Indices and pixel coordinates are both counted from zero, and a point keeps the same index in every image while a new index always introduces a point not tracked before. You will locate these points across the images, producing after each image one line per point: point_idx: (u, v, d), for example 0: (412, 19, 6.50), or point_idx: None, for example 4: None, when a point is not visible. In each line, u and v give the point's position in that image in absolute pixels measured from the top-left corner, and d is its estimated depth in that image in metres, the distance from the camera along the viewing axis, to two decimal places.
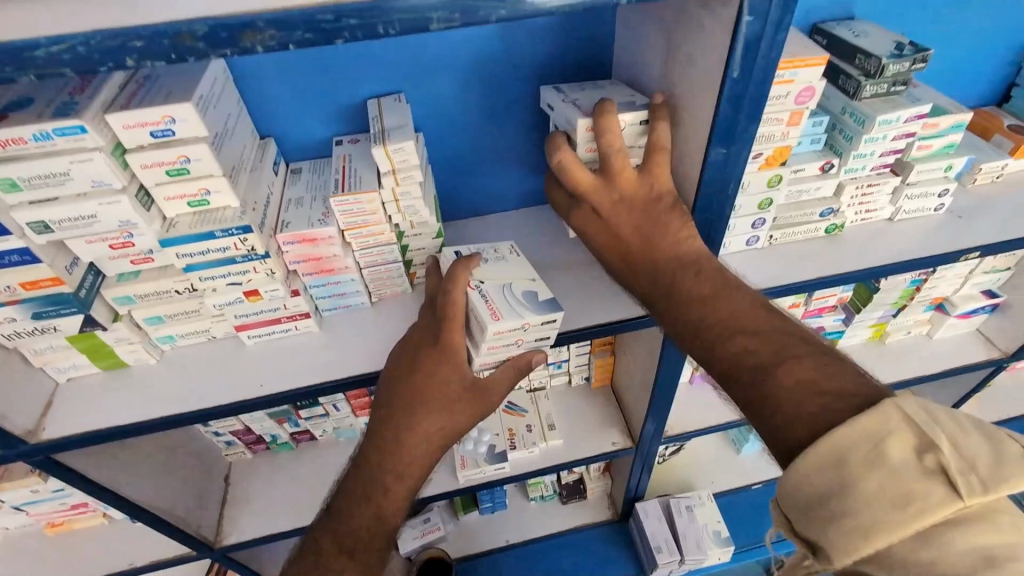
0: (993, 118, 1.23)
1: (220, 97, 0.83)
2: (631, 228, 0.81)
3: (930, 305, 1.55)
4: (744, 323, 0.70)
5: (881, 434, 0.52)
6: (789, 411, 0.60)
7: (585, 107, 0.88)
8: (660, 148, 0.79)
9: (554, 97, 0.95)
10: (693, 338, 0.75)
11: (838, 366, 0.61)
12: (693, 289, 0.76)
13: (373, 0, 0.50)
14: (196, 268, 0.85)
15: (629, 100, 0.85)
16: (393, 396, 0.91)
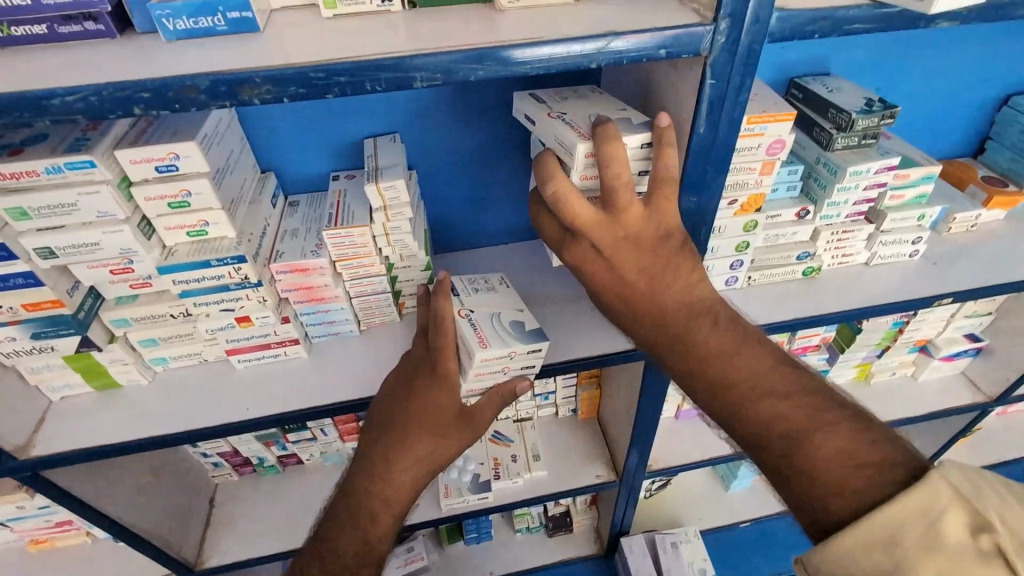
0: (968, 169, 1.27)
1: (224, 134, 0.88)
2: (639, 272, 0.75)
3: (914, 347, 1.58)
4: (773, 386, 0.71)
5: (934, 512, 0.52)
6: (832, 483, 0.62)
7: (578, 125, 0.78)
8: (669, 181, 0.71)
9: (538, 109, 0.86)
10: (714, 394, 0.75)
11: (871, 432, 0.64)
12: (713, 344, 0.75)
13: (361, 62, 0.55)
14: (191, 294, 0.89)
15: (626, 117, 0.78)
16: (391, 425, 0.91)
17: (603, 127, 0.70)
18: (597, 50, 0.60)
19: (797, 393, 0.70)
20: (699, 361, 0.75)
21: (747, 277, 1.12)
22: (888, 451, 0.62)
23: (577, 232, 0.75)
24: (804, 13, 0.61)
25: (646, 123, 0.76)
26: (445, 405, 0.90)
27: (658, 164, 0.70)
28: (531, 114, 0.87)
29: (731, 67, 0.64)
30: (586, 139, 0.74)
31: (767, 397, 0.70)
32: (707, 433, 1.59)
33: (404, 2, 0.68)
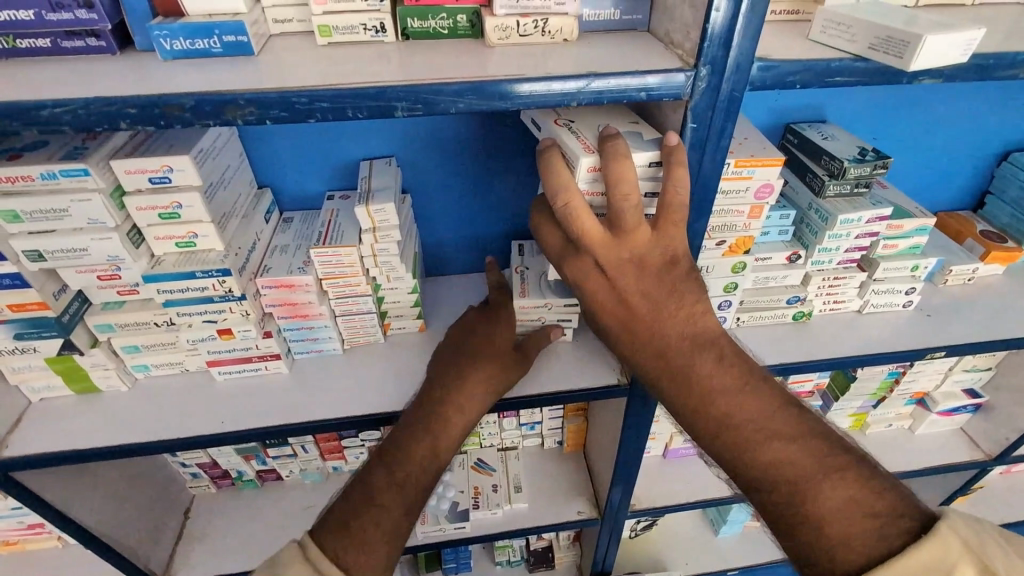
0: (967, 223, 1.26)
1: (222, 150, 0.90)
2: (641, 296, 0.72)
3: (910, 398, 1.55)
4: (778, 427, 0.67)
5: (945, 567, 0.54)
6: (839, 532, 0.61)
7: (584, 138, 0.74)
8: (678, 206, 0.68)
9: (545, 117, 0.80)
10: (715, 432, 0.70)
11: (881, 483, 0.62)
12: (717, 379, 0.70)
13: (343, 90, 0.57)
14: (175, 304, 0.90)
15: (636, 133, 0.74)
16: (461, 353, 1.02)
17: (611, 144, 0.67)
18: (577, 89, 0.61)
19: (803, 435, 0.67)
20: (705, 396, 0.71)
21: (735, 319, 1.11)
22: (894, 502, 0.61)
23: (580, 247, 0.72)
24: (784, 65, 0.63)
25: (656, 139, 0.73)
26: (504, 347, 1.02)
27: (668, 184, 0.67)
28: (537, 119, 0.82)
29: (711, 112, 0.65)
30: (591, 153, 0.71)
31: (774, 438, 0.67)
32: (694, 475, 1.56)
33: (397, 34, 0.69)
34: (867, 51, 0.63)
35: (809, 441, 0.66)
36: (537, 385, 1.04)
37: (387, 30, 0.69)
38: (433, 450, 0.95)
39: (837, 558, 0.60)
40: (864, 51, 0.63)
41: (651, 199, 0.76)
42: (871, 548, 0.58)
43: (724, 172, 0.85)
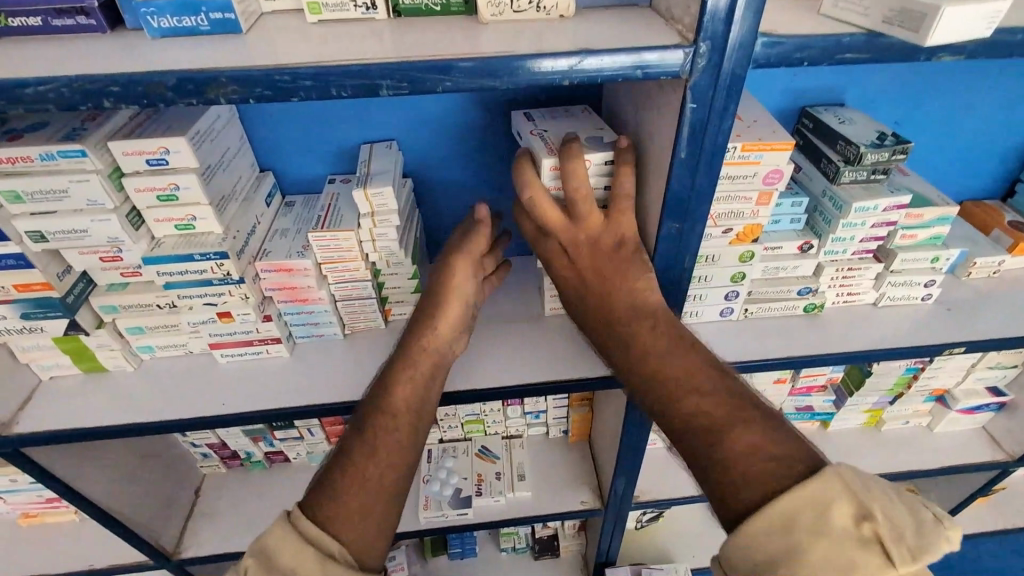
0: (994, 213, 1.19)
1: (220, 132, 0.90)
2: (592, 273, 0.82)
3: (930, 395, 1.49)
4: (698, 383, 0.72)
5: (825, 502, 0.58)
6: (739, 473, 0.64)
7: (550, 141, 0.84)
8: (626, 198, 0.78)
9: (524, 125, 0.91)
10: (647, 391, 0.77)
11: (783, 432, 0.65)
12: (650, 342, 0.78)
13: (326, 67, 0.56)
14: (175, 286, 0.91)
15: (598, 137, 0.83)
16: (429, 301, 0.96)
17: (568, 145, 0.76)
18: (569, 67, 0.59)
19: (722, 390, 0.72)
20: (640, 356, 0.78)
21: (744, 310, 1.08)
22: (797, 449, 0.64)
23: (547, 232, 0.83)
24: (790, 41, 0.59)
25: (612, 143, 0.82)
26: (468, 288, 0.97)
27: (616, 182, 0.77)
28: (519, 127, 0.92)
29: (713, 91, 0.62)
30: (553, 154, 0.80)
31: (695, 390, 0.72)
32: None
33: (389, 11, 0.68)
34: (880, 25, 0.59)
35: (725, 397, 0.70)
36: (537, 373, 1.04)
37: (378, 7, 0.67)
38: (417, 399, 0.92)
39: (737, 495, 0.63)
40: (877, 25, 0.59)
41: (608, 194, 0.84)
42: (764, 485, 0.62)
43: (730, 156, 0.82)
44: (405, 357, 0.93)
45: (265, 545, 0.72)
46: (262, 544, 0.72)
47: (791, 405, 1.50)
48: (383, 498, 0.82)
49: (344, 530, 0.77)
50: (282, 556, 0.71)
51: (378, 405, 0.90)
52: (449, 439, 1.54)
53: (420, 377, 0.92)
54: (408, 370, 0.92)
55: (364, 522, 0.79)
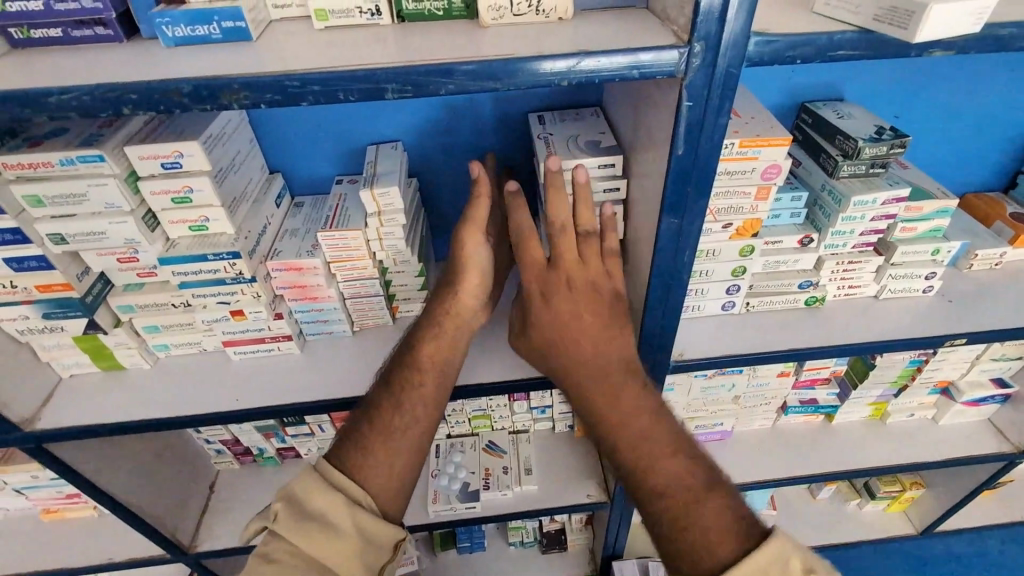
0: (996, 205, 1.20)
1: (232, 136, 0.93)
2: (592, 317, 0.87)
3: (934, 388, 1.50)
4: (672, 442, 0.82)
5: (787, 556, 0.68)
6: (712, 529, 0.73)
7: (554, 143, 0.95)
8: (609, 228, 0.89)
9: (534, 126, 1.01)
10: (621, 449, 0.83)
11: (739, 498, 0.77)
12: (634, 403, 0.85)
13: (333, 72, 0.58)
14: (189, 285, 0.94)
15: (596, 142, 0.95)
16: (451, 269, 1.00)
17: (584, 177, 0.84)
18: (566, 68, 0.61)
19: (690, 468, 0.79)
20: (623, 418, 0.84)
21: (746, 304, 1.10)
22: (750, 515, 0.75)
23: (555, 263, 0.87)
24: (783, 39, 0.61)
25: (611, 147, 0.93)
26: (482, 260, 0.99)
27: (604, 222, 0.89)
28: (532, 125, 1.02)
29: (708, 88, 0.63)
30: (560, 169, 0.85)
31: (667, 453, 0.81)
32: None
33: (393, 16, 0.70)
34: (871, 22, 0.61)
35: (694, 459, 0.81)
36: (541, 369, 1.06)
37: (382, 12, 0.69)
38: (443, 356, 0.98)
39: (716, 551, 0.71)
40: (868, 23, 0.61)
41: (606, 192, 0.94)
42: (735, 541, 0.71)
43: (728, 152, 0.84)
44: (432, 319, 0.99)
45: (294, 490, 0.87)
46: (291, 490, 0.87)
47: (795, 398, 1.52)
48: (408, 449, 0.92)
49: (372, 489, 0.90)
50: (312, 501, 0.86)
51: (405, 362, 0.97)
52: (457, 435, 1.56)
53: (444, 339, 0.98)
54: (433, 331, 0.98)
55: (388, 475, 0.91)
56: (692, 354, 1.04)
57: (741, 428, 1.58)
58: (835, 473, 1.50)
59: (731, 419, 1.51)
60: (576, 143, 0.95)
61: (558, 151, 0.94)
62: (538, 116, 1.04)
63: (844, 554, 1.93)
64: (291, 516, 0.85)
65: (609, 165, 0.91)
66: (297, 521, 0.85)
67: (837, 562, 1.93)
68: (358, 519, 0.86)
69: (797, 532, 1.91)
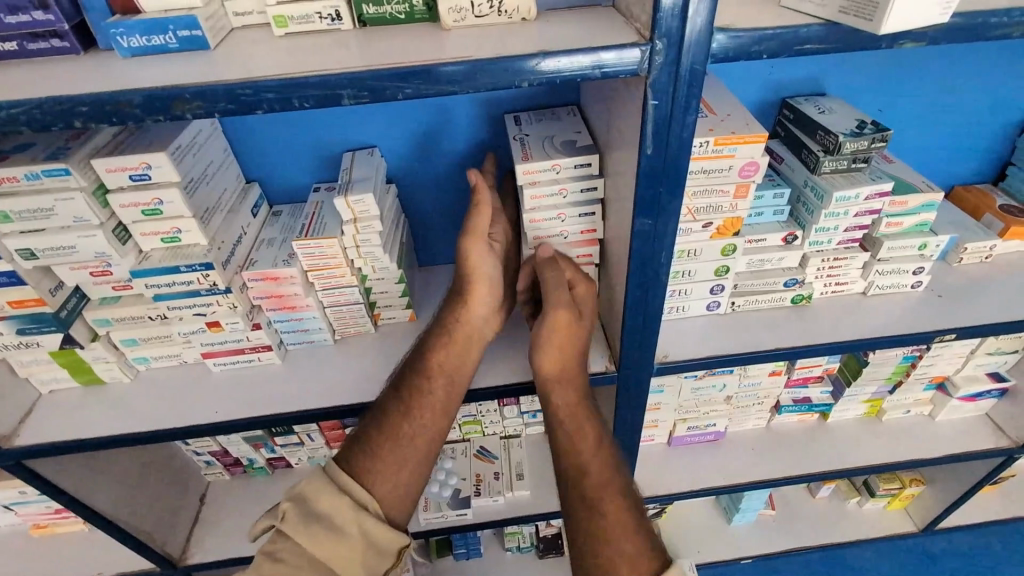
0: (985, 197, 1.18)
1: (203, 146, 0.92)
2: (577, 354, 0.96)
3: (930, 383, 1.48)
4: (611, 484, 0.89)
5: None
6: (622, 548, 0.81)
7: (529, 145, 0.94)
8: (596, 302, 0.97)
9: (510, 128, 1.00)
10: (573, 475, 0.91)
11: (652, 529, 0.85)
12: (590, 438, 0.94)
13: (287, 79, 0.57)
14: (164, 298, 0.93)
15: (571, 142, 0.94)
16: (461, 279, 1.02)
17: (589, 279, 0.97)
18: (526, 69, 0.60)
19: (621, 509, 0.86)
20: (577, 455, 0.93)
21: (731, 304, 1.08)
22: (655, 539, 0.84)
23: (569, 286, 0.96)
24: (748, 34, 0.60)
25: (586, 146, 0.92)
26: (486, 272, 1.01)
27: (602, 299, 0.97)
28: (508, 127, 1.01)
29: (673, 87, 0.62)
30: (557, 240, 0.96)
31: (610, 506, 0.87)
32: (700, 463, 1.53)
33: (354, 21, 0.69)
34: (837, 15, 0.59)
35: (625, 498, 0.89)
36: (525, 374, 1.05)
37: (343, 17, 0.68)
38: (454, 363, 1.00)
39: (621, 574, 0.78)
40: (834, 15, 0.60)
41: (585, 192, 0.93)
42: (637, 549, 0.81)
43: (703, 150, 0.82)
44: (442, 330, 1.02)
45: (304, 491, 0.89)
46: (299, 489, 0.89)
47: (788, 397, 1.50)
48: (417, 454, 0.96)
49: (383, 497, 0.92)
50: (316, 501, 0.88)
51: (416, 369, 1.00)
52: (448, 441, 1.55)
53: (456, 350, 1.01)
54: (444, 339, 1.01)
55: (396, 484, 0.93)
56: (676, 355, 1.02)
57: (735, 428, 1.56)
58: (832, 472, 1.48)
59: (724, 419, 1.50)
60: (551, 144, 0.94)
61: (534, 152, 0.93)
62: (514, 117, 1.03)
63: (845, 553, 1.91)
64: (299, 516, 0.86)
65: (585, 166, 0.91)
66: (302, 521, 0.86)
67: (838, 562, 1.90)
68: (363, 523, 0.87)
69: (797, 532, 1.89)
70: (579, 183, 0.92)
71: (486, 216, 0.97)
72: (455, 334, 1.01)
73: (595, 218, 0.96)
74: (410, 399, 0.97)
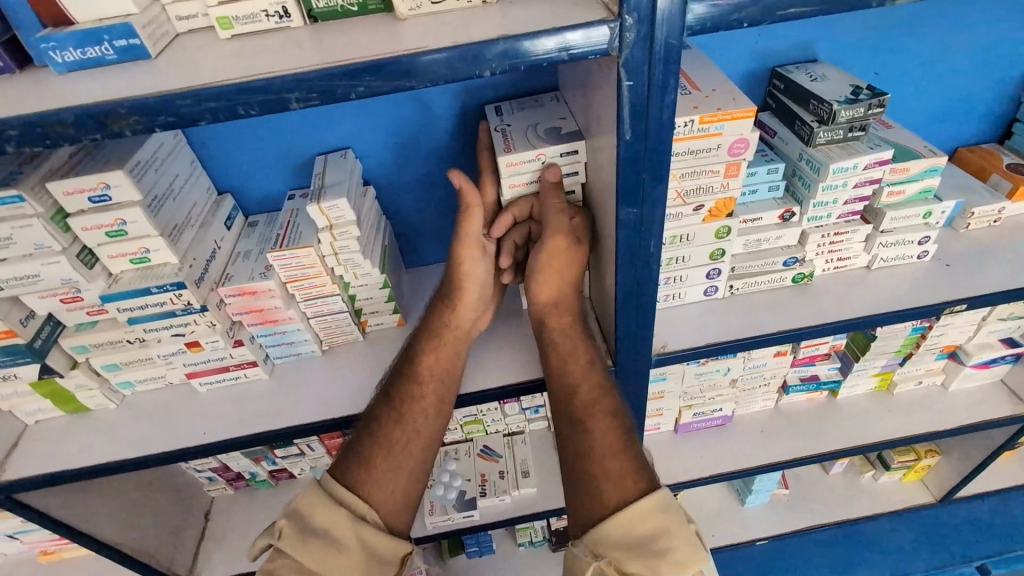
0: (991, 157, 1.13)
1: (167, 159, 0.88)
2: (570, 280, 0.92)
3: (941, 353, 1.44)
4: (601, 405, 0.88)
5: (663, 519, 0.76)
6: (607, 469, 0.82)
7: (512, 136, 0.89)
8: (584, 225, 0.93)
9: (492, 118, 0.95)
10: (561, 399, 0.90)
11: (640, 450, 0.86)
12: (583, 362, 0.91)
13: (230, 85, 0.54)
14: (139, 320, 0.90)
15: (555, 130, 0.89)
16: (448, 282, 0.98)
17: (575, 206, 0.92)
18: (486, 57, 0.55)
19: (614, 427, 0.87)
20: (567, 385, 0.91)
21: (730, 288, 1.04)
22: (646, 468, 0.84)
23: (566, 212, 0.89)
24: (725, 2, 0.55)
25: (573, 133, 0.88)
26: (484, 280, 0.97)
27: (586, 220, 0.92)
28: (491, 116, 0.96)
29: (648, 65, 0.58)
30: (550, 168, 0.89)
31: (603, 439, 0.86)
32: (708, 449, 1.49)
33: (304, 17, 0.64)
34: None
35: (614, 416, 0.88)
36: (520, 374, 1.02)
37: (292, 14, 0.63)
38: (445, 364, 0.97)
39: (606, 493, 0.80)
40: None
41: (570, 179, 0.90)
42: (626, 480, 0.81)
43: (688, 129, 0.78)
44: (430, 334, 0.99)
45: (298, 506, 0.84)
46: (294, 506, 0.84)
47: (795, 376, 1.46)
48: (409, 458, 0.91)
49: (371, 494, 0.88)
50: (314, 517, 0.83)
51: (405, 374, 0.97)
52: (451, 442, 1.52)
53: (445, 350, 0.98)
54: (433, 343, 0.98)
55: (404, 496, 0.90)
56: (675, 345, 0.99)
57: (743, 411, 1.53)
58: (845, 450, 1.44)
59: (731, 403, 1.46)
60: (535, 132, 0.90)
61: (517, 142, 0.88)
62: (497, 106, 0.98)
63: (864, 526, 1.87)
64: (295, 532, 0.82)
65: (572, 152, 0.86)
66: (301, 538, 0.81)
67: (858, 539, 1.86)
68: (361, 533, 0.83)
69: (811, 509, 1.87)
70: (563, 172, 0.89)
71: (478, 219, 0.90)
72: (442, 336, 0.98)
73: (578, 200, 0.93)
74: (406, 405, 0.94)
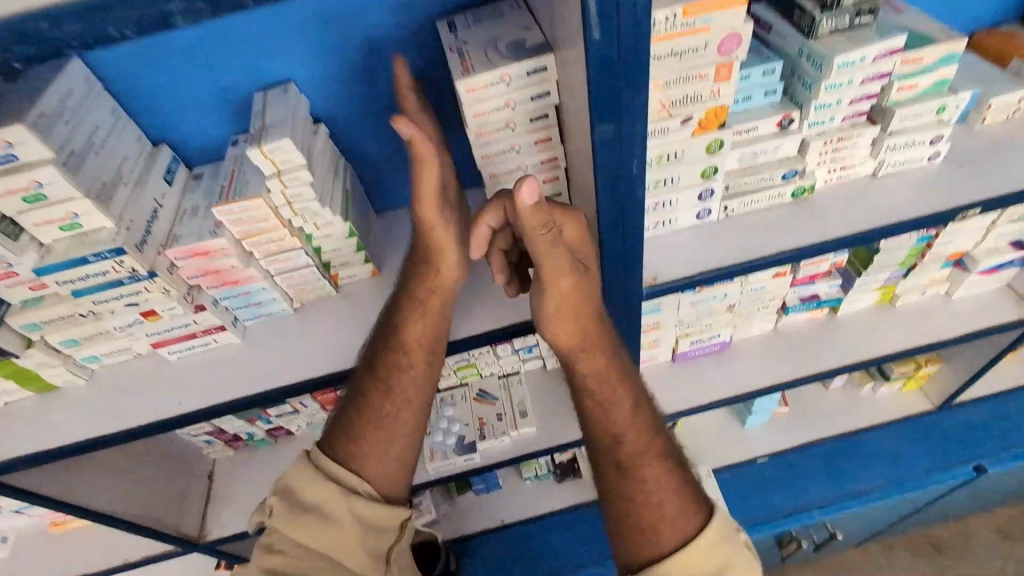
0: (1009, 41, 1.02)
1: (81, 107, 0.78)
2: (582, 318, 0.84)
3: (947, 261, 1.38)
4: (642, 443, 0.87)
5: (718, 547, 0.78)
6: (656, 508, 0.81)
7: (469, 54, 0.78)
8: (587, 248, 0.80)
9: (446, 35, 0.84)
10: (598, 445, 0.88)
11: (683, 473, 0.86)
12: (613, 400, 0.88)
13: None
14: (85, 292, 0.83)
15: (520, 43, 0.78)
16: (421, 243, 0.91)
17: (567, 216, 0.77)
18: None
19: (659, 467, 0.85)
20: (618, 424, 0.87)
21: (724, 209, 0.96)
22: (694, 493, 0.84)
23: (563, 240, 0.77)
24: None
25: (538, 45, 0.77)
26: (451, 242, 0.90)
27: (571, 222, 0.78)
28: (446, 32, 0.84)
29: None
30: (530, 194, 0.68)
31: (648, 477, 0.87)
32: (707, 376, 1.47)
33: None
34: None
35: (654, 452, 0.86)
36: (504, 316, 0.97)
37: None
38: (429, 331, 0.91)
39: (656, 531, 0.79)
40: None
41: (540, 99, 0.80)
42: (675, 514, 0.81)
43: (670, 25, 0.68)
44: (410, 299, 0.92)
45: (289, 483, 0.85)
46: (284, 484, 0.86)
47: (794, 297, 1.41)
48: (400, 431, 0.90)
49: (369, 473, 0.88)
50: (305, 495, 0.84)
51: (390, 342, 0.91)
52: (446, 388, 1.50)
53: (430, 319, 0.91)
54: (417, 309, 0.91)
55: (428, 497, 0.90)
56: (667, 276, 0.92)
57: (741, 336, 1.49)
58: (845, 367, 1.43)
59: (728, 329, 1.42)
60: (495, 47, 0.78)
61: (474, 62, 0.77)
62: (450, 23, 0.86)
63: (859, 436, 1.90)
64: (287, 509, 0.83)
65: (538, 70, 0.76)
66: (292, 513, 0.83)
67: (853, 447, 1.90)
68: (355, 507, 0.84)
69: (811, 425, 1.88)
70: (530, 92, 0.78)
71: (432, 169, 0.83)
72: (425, 302, 0.91)
73: (550, 122, 0.83)
74: (386, 361, 0.90)
